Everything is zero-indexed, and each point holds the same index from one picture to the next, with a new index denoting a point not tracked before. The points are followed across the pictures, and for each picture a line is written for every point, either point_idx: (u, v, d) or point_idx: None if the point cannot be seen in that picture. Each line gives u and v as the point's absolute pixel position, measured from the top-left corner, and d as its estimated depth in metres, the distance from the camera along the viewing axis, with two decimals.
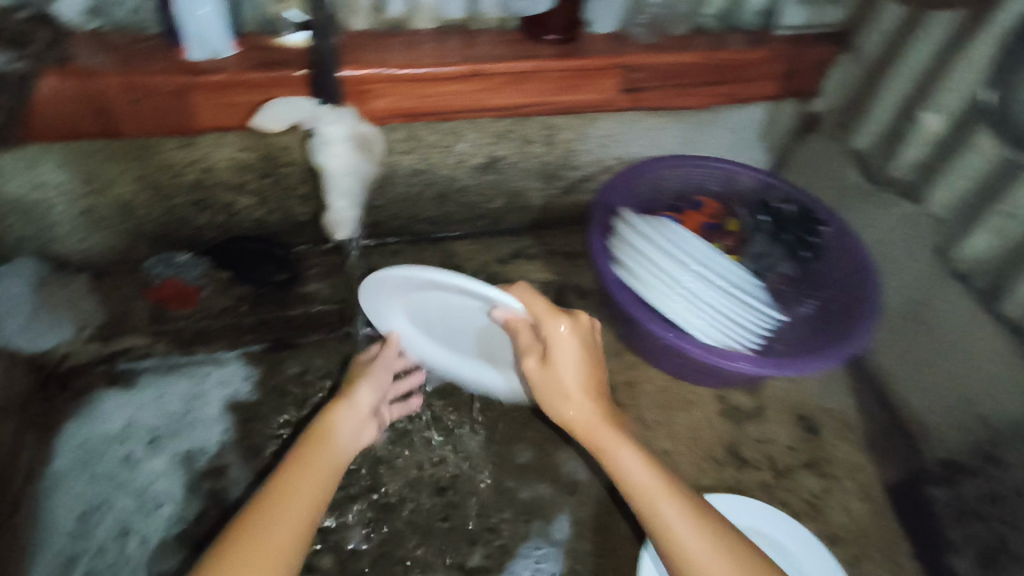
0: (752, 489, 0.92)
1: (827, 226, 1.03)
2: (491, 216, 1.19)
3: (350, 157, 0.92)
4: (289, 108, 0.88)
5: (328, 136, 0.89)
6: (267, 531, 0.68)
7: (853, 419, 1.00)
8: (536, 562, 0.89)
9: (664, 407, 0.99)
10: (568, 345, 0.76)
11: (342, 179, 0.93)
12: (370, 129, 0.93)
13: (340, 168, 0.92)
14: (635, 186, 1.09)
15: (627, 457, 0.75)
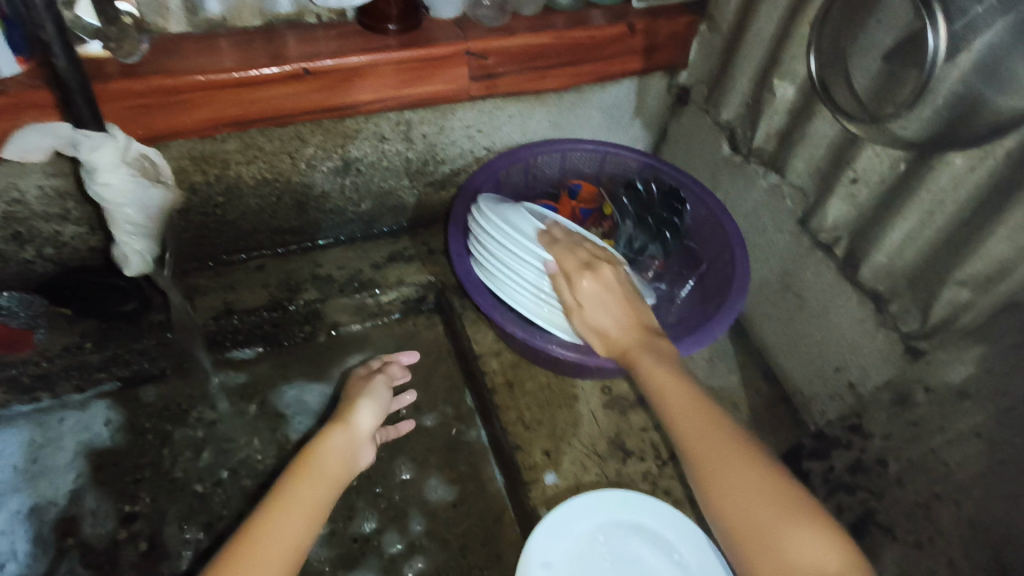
0: (635, 481, 0.90)
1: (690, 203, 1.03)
2: (362, 219, 1.14)
3: (126, 183, 0.83)
4: (42, 136, 0.78)
5: (93, 164, 0.79)
6: (290, 510, 0.66)
7: (738, 396, 0.98)
8: None
9: (547, 404, 0.95)
10: (600, 295, 0.77)
11: (121, 209, 0.85)
12: (149, 150, 0.85)
13: (115, 197, 0.83)
14: (504, 176, 1.05)
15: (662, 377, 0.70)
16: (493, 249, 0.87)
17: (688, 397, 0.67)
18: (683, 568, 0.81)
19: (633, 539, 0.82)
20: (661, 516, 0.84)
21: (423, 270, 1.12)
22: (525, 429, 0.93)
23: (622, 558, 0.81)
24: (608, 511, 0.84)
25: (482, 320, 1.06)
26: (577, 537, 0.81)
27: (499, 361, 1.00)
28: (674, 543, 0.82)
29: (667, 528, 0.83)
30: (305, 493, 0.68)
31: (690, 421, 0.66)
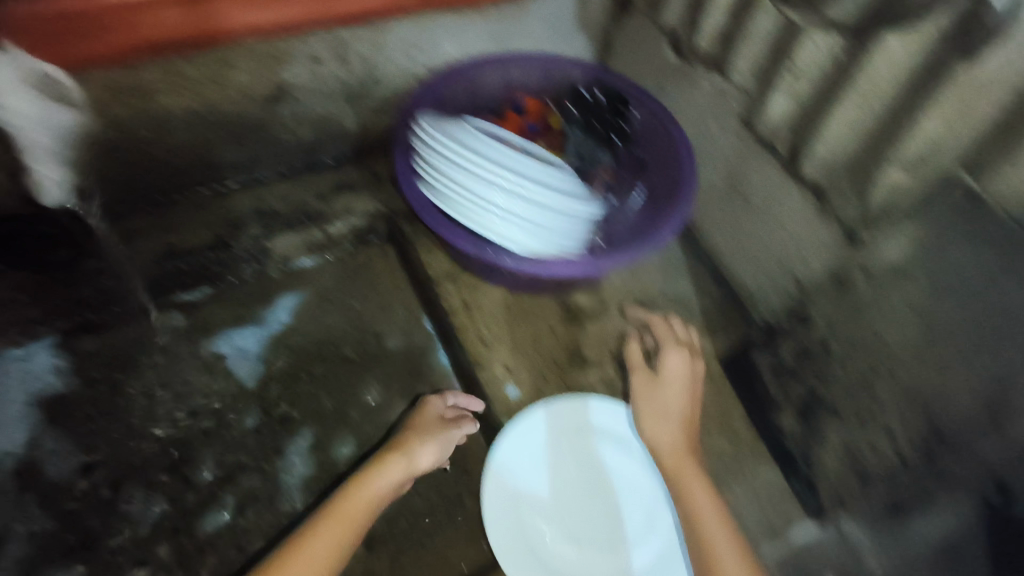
0: (595, 387, 0.92)
1: (636, 109, 1.00)
2: (303, 149, 1.09)
3: (32, 109, 0.79)
4: None
5: None
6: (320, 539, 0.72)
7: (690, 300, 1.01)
8: None
9: (504, 321, 0.96)
10: (675, 380, 0.85)
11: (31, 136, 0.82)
12: (63, 77, 0.79)
13: (24, 125, 0.80)
14: (446, 93, 1.02)
15: (694, 468, 0.79)
16: (442, 168, 0.85)
17: (711, 492, 0.77)
18: (643, 459, 0.85)
19: (595, 441, 0.86)
20: (617, 414, 0.88)
21: (371, 200, 1.09)
22: (484, 347, 0.93)
23: (585, 459, 0.85)
24: (571, 417, 0.87)
25: (435, 244, 1.05)
26: (543, 444, 0.84)
27: (454, 284, 1.00)
28: (634, 442, 0.86)
29: (627, 428, 0.87)
30: (337, 524, 0.73)
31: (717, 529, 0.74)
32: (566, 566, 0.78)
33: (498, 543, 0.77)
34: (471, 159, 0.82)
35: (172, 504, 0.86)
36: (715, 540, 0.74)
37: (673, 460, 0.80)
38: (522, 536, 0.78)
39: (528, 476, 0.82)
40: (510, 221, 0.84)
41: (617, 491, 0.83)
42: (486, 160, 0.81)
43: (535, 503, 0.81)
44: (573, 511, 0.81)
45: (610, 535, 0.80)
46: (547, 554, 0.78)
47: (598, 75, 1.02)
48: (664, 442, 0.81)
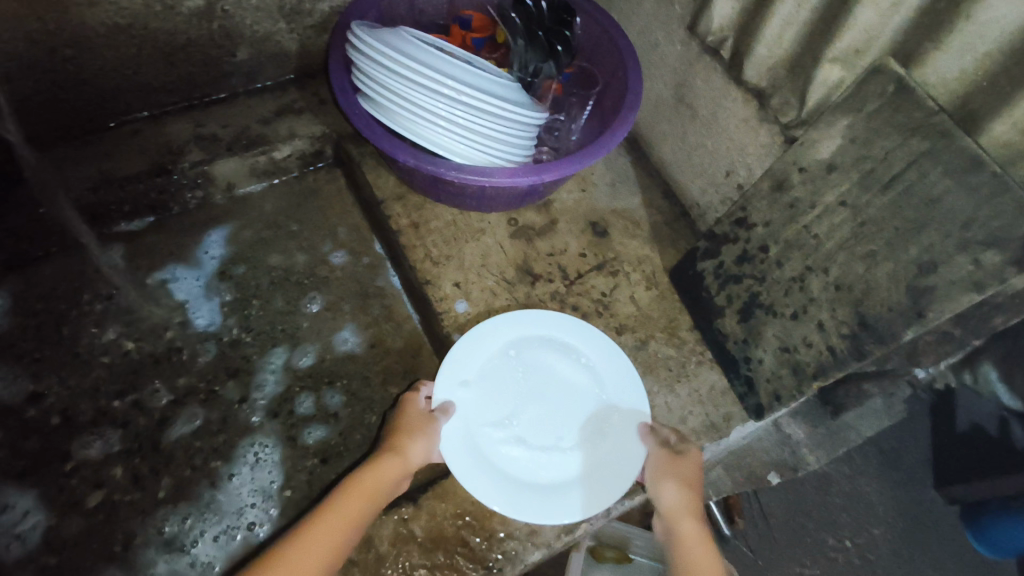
0: (544, 301, 0.93)
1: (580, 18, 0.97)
2: (242, 70, 1.05)
3: None
4: None
5: None
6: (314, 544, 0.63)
7: (639, 215, 1.02)
8: (255, 458, 0.86)
9: (453, 240, 0.96)
10: (688, 460, 0.76)
11: None
12: None
13: None
14: (388, 7, 0.98)
15: (698, 535, 0.69)
16: (383, 79, 0.82)
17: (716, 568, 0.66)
18: (590, 367, 0.85)
19: (543, 350, 0.87)
20: (569, 326, 0.88)
21: (315, 121, 1.06)
22: (432, 265, 0.93)
23: (534, 368, 0.85)
24: (518, 329, 0.88)
25: (383, 165, 1.03)
26: (490, 355, 0.85)
27: (402, 205, 0.99)
28: (582, 349, 0.87)
29: (573, 337, 0.87)
30: (328, 527, 0.65)
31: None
32: (515, 466, 0.77)
33: (446, 443, 0.77)
34: (412, 67, 0.79)
35: (125, 430, 0.85)
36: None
37: (685, 525, 0.69)
38: (470, 437, 0.78)
39: (475, 384, 0.82)
40: (454, 130, 0.82)
41: (565, 397, 0.83)
42: (427, 68, 0.79)
43: (483, 410, 0.81)
44: (522, 416, 0.81)
45: (559, 436, 0.80)
46: (496, 456, 0.78)
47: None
48: (670, 510, 0.71)
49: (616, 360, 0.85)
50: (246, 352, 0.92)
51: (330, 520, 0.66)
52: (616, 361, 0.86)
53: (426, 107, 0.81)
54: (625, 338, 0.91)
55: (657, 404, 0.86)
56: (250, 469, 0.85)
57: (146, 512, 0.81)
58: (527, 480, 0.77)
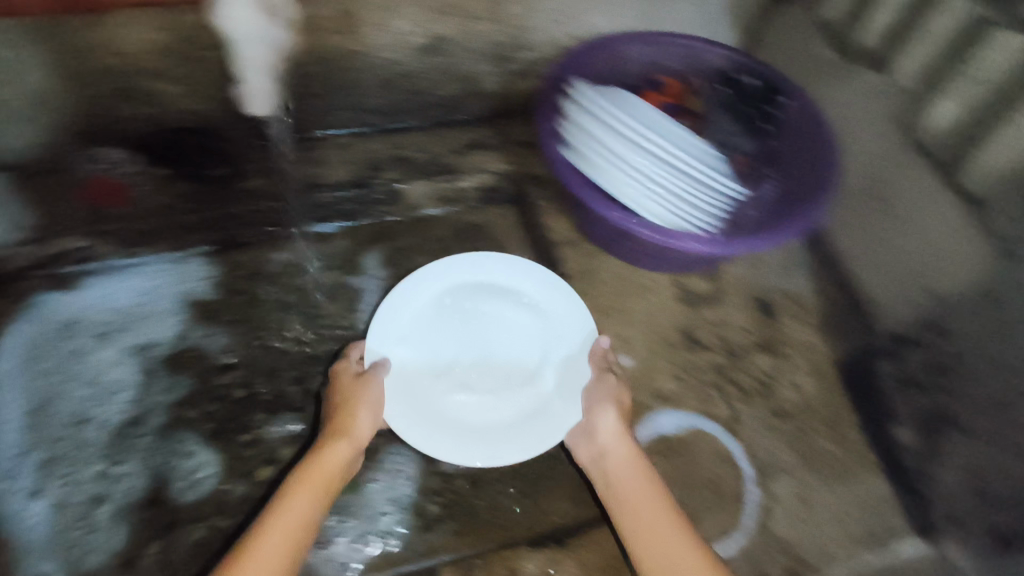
0: (705, 370, 0.93)
1: (788, 99, 0.97)
2: (445, 104, 1.12)
3: (254, 21, 0.85)
4: None
5: None
6: (277, 538, 0.67)
7: (811, 301, 0.99)
8: (392, 469, 0.89)
9: (621, 294, 0.98)
10: (608, 396, 0.83)
11: (249, 44, 0.88)
12: None
13: (243, 32, 0.86)
14: (592, 62, 1.02)
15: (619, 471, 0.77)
16: (596, 134, 0.87)
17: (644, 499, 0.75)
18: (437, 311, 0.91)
19: (484, 297, 0.93)
20: (471, 264, 0.95)
21: (502, 160, 1.13)
22: (599, 314, 0.96)
23: (474, 317, 0.91)
24: (434, 283, 0.93)
25: (562, 211, 1.07)
26: (429, 306, 0.91)
27: (575, 251, 1.03)
28: (525, 289, 0.94)
29: (514, 277, 0.94)
30: (290, 518, 0.69)
31: (654, 520, 0.73)
32: (468, 415, 0.83)
33: (389, 394, 0.82)
34: (632, 128, 0.86)
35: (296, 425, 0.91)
36: (655, 535, 0.72)
37: (614, 465, 0.78)
38: (414, 387, 0.83)
39: (411, 337, 0.87)
40: (654, 192, 0.86)
41: (513, 340, 0.90)
42: (645, 132, 0.86)
43: (427, 359, 0.87)
44: (464, 363, 0.88)
45: (507, 379, 0.87)
46: (443, 403, 0.83)
47: (736, 59, 1.01)
48: (608, 444, 0.79)
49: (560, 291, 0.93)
50: None
51: (284, 508, 0.70)
52: (557, 292, 0.93)
53: (632, 167, 0.86)
54: (785, 425, 0.89)
55: (815, 501, 0.84)
56: (387, 477, 0.88)
57: None
58: (481, 430, 0.82)
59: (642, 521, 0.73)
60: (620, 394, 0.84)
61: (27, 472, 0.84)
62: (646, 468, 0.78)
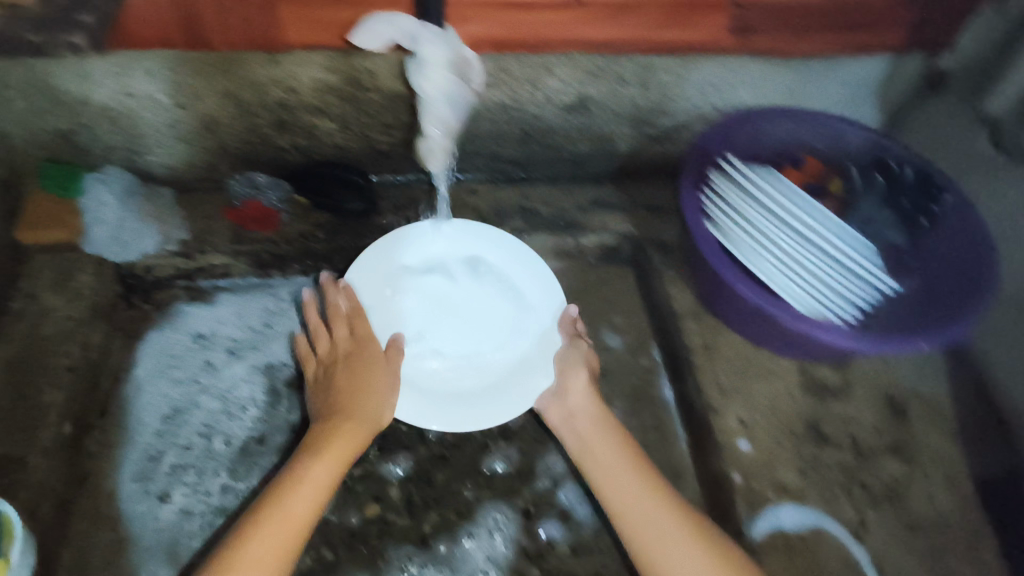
0: (831, 468, 0.88)
1: (950, 194, 0.91)
2: (574, 159, 1.13)
3: (445, 82, 0.82)
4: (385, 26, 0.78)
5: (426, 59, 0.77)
6: (298, 496, 0.72)
7: (949, 409, 0.94)
8: (493, 529, 0.87)
9: (744, 373, 0.95)
10: (568, 364, 0.88)
11: (436, 104, 0.84)
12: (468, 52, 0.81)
13: (436, 92, 0.83)
14: (733, 135, 1.01)
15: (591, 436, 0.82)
16: (745, 207, 0.88)
17: (618, 462, 0.79)
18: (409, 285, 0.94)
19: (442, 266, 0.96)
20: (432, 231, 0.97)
21: (626, 220, 1.12)
22: (721, 394, 0.93)
23: None
24: (408, 250, 0.96)
25: (685, 279, 1.05)
26: (399, 273, 0.94)
27: (697, 323, 1.00)
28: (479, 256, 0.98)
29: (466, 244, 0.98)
30: (311, 481, 0.74)
31: (623, 473, 0.78)
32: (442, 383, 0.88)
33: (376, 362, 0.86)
34: (786, 209, 0.87)
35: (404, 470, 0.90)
36: (622, 484, 0.77)
37: (585, 432, 0.83)
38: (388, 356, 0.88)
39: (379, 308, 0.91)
40: (800, 274, 0.84)
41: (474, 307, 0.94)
42: (795, 211, 0.86)
43: (397, 326, 0.91)
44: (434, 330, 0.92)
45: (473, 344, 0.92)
46: (416, 369, 0.88)
47: (882, 143, 0.97)
48: (579, 406, 0.85)
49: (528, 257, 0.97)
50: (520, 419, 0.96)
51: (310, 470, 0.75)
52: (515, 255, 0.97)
53: (774, 247, 0.85)
54: (918, 541, 0.83)
55: None
56: (490, 536, 0.86)
57: (411, 541, 0.85)
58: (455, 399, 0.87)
59: (616, 483, 0.78)
60: (591, 357, 0.90)
61: (155, 478, 0.87)
62: (618, 429, 0.83)
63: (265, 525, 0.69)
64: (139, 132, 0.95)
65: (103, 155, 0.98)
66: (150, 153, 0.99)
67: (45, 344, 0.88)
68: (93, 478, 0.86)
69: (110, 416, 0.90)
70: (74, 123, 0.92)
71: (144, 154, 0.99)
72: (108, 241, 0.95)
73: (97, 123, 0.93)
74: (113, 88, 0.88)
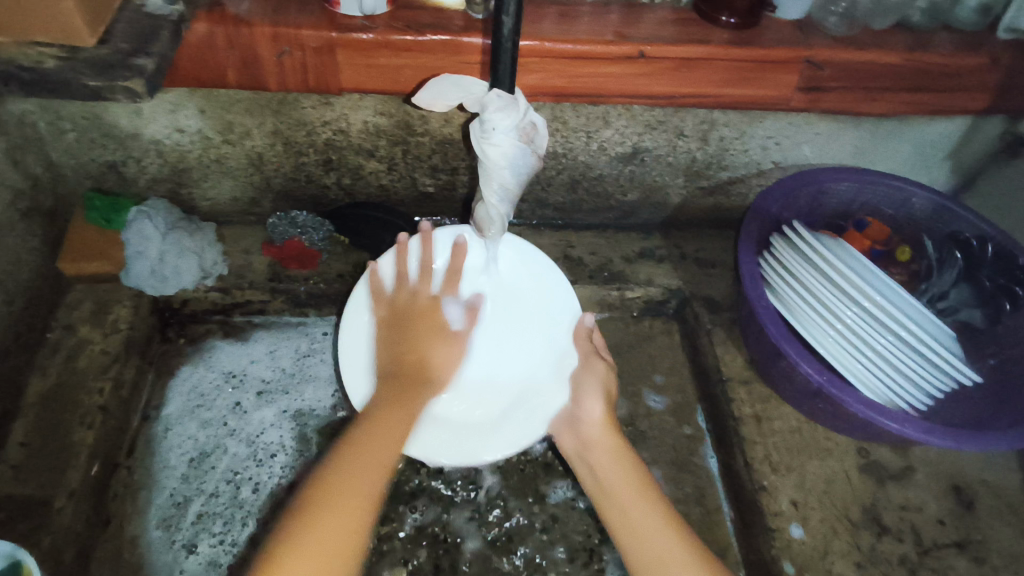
0: (891, 562, 0.81)
1: None
2: (622, 209, 1.09)
3: (511, 151, 0.68)
4: (449, 87, 0.73)
5: (490, 125, 0.66)
6: (379, 448, 0.67)
7: (1019, 502, 0.87)
8: None
9: (797, 451, 0.89)
10: (584, 385, 0.81)
11: (500, 175, 0.69)
12: (534, 117, 0.70)
13: (499, 161, 0.68)
14: (795, 196, 0.94)
15: (601, 465, 0.75)
16: (808, 281, 0.83)
17: (626, 490, 0.71)
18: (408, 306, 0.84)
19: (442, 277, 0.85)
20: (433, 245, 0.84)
21: (674, 273, 1.07)
22: (771, 470, 0.87)
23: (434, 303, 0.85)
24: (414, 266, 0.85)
25: (735, 341, 1.00)
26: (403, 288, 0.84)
27: (747, 391, 0.94)
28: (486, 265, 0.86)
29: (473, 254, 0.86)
30: (388, 433, 0.69)
31: (643, 516, 0.69)
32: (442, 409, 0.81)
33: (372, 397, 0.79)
34: (855, 283, 0.81)
35: (433, 529, 0.86)
36: (647, 532, 0.68)
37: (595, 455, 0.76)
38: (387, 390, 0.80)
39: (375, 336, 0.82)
40: (867, 357, 0.79)
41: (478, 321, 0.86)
42: (863, 287, 0.80)
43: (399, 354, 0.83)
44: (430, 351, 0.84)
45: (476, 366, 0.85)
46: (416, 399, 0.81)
47: (953, 210, 0.92)
48: (591, 433, 0.77)
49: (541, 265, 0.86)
50: (555, 482, 0.92)
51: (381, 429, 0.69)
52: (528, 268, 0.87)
53: (840, 324, 0.81)
54: None
55: None
56: None
57: None
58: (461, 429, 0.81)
59: (626, 516, 0.70)
60: (608, 381, 0.81)
61: (181, 526, 0.84)
62: (643, 469, 0.74)
63: (345, 481, 0.62)
64: (184, 166, 0.94)
65: (147, 187, 0.97)
66: (197, 187, 0.98)
67: (80, 378, 0.87)
68: (117, 521, 0.84)
69: (138, 456, 0.89)
70: (125, 155, 0.92)
71: (189, 188, 0.98)
72: (148, 276, 0.93)
73: (144, 157, 0.93)
74: (164, 124, 0.88)
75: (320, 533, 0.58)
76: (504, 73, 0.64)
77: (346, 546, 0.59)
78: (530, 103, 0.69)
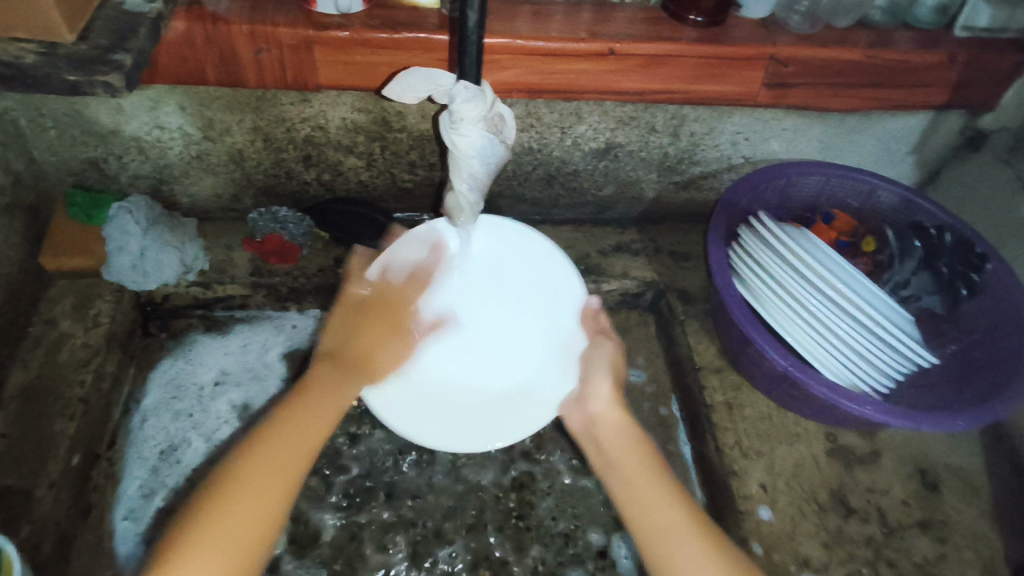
0: (857, 542, 0.83)
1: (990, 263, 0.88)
2: (597, 204, 1.11)
3: (480, 140, 0.70)
4: (419, 79, 0.75)
5: (459, 116, 0.69)
6: (324, 408, 0.67)
7: (980, 484, 0.90)
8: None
9: (766, 436, 0.91)
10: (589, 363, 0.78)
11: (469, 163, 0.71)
12: (502, 109, 0.73)
13: (468, 150, 0.70)
14: (764, 190, 0.97)
15: (610, 445, 0.71)
16: (771, 269, 0.86)
17: (634, 463, 0.69)
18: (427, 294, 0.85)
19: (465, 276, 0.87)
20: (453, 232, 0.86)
21: (649, 266, 1.09)
22: (741, 455, 0.89)
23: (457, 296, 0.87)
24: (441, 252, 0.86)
25: (708, 332, 1.02)
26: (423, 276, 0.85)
27: (719, 378, 0.97)
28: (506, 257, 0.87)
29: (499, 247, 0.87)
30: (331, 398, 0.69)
31: (652, 492, 0.67)
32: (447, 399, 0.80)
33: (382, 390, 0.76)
34: (816, 269, 0.84)
35: (409, 514, 0.88)
36: (652, 504, 0.66)
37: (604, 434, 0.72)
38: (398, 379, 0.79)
39: None
40: (829, 343, 0.82)
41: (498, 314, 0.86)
42: (824, 271, 0.84)
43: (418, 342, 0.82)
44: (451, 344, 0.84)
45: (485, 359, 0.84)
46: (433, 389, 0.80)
47: (916, 203, 0.96)
48: (598, 412, 0.74)
49: (555, 257, 0.86)
50: (532, 471, 0.93)
51: (314, 413, 0.67)
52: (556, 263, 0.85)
53: (802, 310, 0.84)
54: None
55: None
56: None
57: None
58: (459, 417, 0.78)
59: (636, 488, 0.67)
60: (616, 358, 0.78)
61: (150, 516, 0.86)
62: (650, 447, 0.71)
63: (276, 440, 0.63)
64: (164, 162, 0.96)
65: (129, 184, 0.99)
66: (178, 183, 0.99)
67: (61, 371, 0.88)
68: (98, 511, 0.85)
69: (118, 448, 0.90)
70: (106, 152, 0.93)
71: (171, 184, 0.99)
72: (129, 270, 0.94)
73: (124, 153, 0.94)
74: (145, 120, 0.90)
75: (241, 489, 0.59)
76: (470, 61, 0.66)
77: (272, 502, 0.60)
78: (498, 96, 0.72)
